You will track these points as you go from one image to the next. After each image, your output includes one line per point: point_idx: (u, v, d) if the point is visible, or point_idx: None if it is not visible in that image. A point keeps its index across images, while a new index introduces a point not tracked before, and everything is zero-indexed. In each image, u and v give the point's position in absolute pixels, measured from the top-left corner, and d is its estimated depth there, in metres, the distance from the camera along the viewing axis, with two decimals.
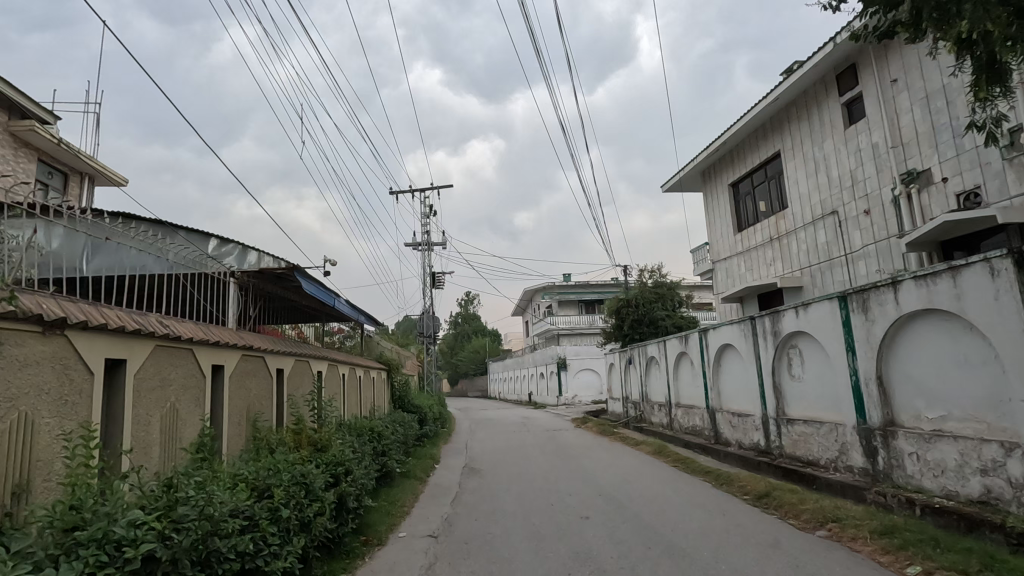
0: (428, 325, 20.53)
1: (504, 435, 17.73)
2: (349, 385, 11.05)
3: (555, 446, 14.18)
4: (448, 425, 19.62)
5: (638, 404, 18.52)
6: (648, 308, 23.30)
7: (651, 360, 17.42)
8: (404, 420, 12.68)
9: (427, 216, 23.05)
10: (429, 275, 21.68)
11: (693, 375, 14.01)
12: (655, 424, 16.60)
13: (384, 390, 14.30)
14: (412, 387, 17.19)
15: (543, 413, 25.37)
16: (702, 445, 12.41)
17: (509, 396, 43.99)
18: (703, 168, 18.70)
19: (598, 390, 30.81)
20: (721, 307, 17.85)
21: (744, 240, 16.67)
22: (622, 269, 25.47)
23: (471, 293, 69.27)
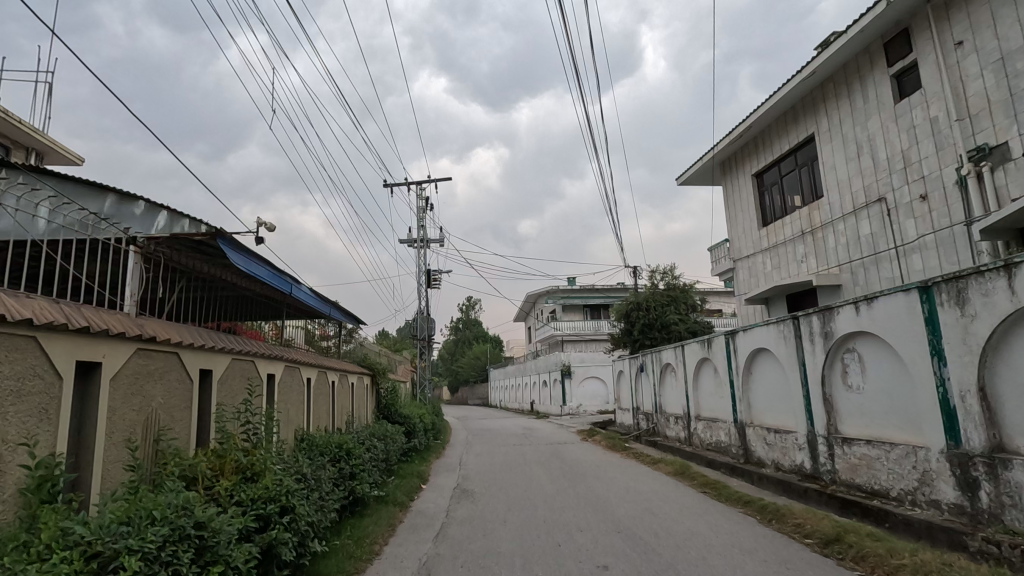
0: (422, 328, 18.95)
1: (503, 448, 16.09)
2: (320, 392, 9.47)
3: (560, 463, 12.55)
4: (443, 436, 17.99)
5: (651, 416, 16.90)
6: (660, 312, 21.69)
7: (666, 367, 15.78)
8: (387, 432, 11.10)
9: (424, 211, 21.48)
10: (425, 273, 20.11)
11: (716, 384, 12.39)
12: (671, 438, 14.94)
13: (368, 397, 12.70)
14: (402, 396, 15.61)
15: (546, 424, 23.71)
16: (729, 465, 10.76)
17: (510, 405, 42.28)
18: (724, 157, 17.11)
19: (604, 399, 29.17)
20: (742, 309, 16.23)
21: (771, 234, 15.05)
22: (632, 271, 23.88)
23: (473, 298, 67.67)
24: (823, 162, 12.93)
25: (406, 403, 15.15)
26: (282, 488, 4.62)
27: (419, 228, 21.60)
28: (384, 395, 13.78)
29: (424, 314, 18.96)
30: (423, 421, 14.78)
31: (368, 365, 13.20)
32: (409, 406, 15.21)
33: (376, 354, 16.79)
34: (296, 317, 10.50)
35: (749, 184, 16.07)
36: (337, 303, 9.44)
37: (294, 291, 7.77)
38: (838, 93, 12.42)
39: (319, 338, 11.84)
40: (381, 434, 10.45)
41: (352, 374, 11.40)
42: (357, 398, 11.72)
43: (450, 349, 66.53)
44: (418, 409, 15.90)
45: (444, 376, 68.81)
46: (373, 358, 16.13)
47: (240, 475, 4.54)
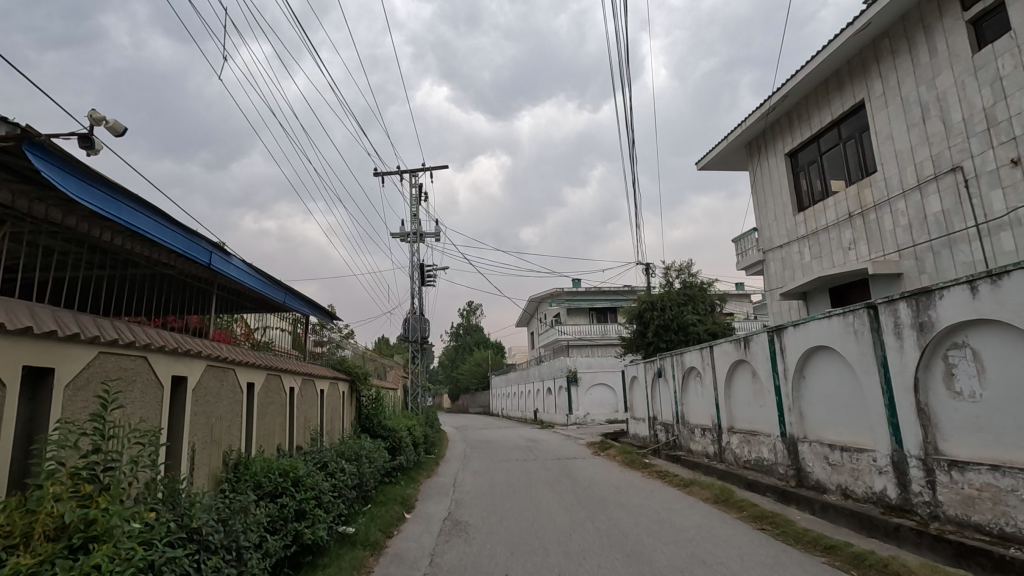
0: (415, 330, 17.06)
1: (504, 464, 14.21)
2: (273, 409, 7.74)
3: (572, 484, 10.67)
4: (437, 450, 16.11)
5: (672, 427, 15.02)
6: (677, 312, 19.83)
7: (690, 372, 13.91)
8: (367, 450, 9.23)
9: (418, 202, 19.66)
10: (418, 270, 18.26)
11: (757, 391, 10.53)
12: (697, 453, 13.06)
13: (345, 407, 10.82)
14: (391, 406, 13.75)
15: (552, 435, 21.79)
16: (779, 489, 8.88)
17: (513, 413, 40.26)
18: (750, 136, 15.25)
19: (613, 407, 27.25)
20: (775, 307, 14.38)
21: (809, 220, 13.19)
22: (644, 268, 22.03)
23: (473, 303, 65.87)
24: (876, 132, 11.12)
25: (394, 413, 13.26)
26: (133, 565, 2.78)
27: (414, 221, 19.79)
28: (366, 404, 11.86)
29: (418, 315, 17.08)
30: (414, 435, 12.90)
31: (348, 369, 11.31)
32: (398, 417, 13.30)
33: (362, 358, 14.95)
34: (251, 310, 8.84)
35: (781, 165, 14.25)
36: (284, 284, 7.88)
37: (217, 264, 6.29)
38: (896, 49, 10.62)
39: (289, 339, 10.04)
40: (358, 451, 8.59)
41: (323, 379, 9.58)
42: (333, 408, 9.86)
43: (450, 356, 64.58)
44: (409, 420, 14.04)
45: (444, 383, 66.88)
46: (358, 363, 14.30)
47: (62, 542, 2.73)
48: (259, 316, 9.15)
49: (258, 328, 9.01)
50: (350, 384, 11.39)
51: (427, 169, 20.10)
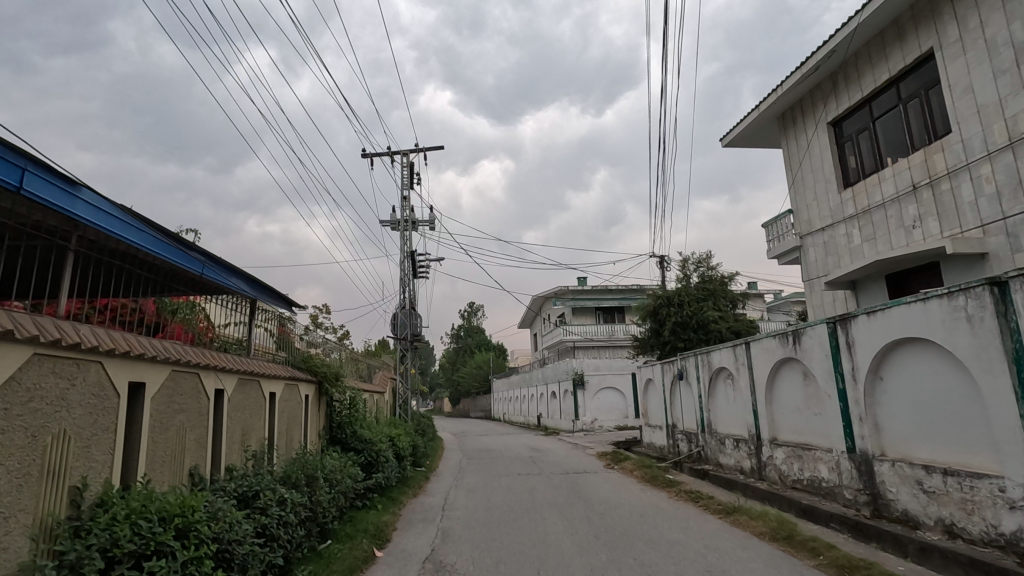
0: (405, 327, 15.16)
1: (504, 479, 12.35)
2: (233, 410, 5.93)
3: (586, 509, 8.78)
4: (428, 462, 14.25)
5: (697, 437, 13.12)
6: (695, 308, 17.96)
7: (719, 373, 12.04)
8: (329, 466, 7.33)
9: (411, 186, 17.82)
10: (410, 259, 16.44)
11: (813, 395, 8.62)
12: (729, 469, 11.18)
13: (314, 415, 8.96)
14: (372, 412, 11.80)
15: (557, 444, 19.91)
16: (850, 521, 7.00)
17: (514, 418, 38.32)
18: (784, 106, 13.40)
19: (623, 413, 25.37)
20: (816, 299, 12.51)
21: (860, 196, 11.31)
22: (658, 261, 20.19)
23: (475, 304, 64.09)
24: (951, 85, 9.29)
25: (374, 420, 11.31)
26: None
27: (407, 207, 17.94)
28: (334, 411, 9.70)
29: (409, 310, 15.21)
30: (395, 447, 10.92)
31: (312, 369, 9.07)
32: (379, 425, 11.35)
33: (344, 358, 13.06)
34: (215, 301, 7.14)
35: (823, 136, 12.40)
36: (197, 246, 5.87)
37: (40, 193, 3.84)
38: None
39: (263, 342, 8.23)
40: (314, 470, 6.69)
41: (287, 380, 7.68)
42: (296, 416, 7.94)
43: (450, 358, 62.70)
44: (393, 429, 12.08)
45: (444, 386, 65.00)
46: (335, 361, 12.38)
47: None
48: (227, 309, 7.41)
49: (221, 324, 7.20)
50: (318, 387, 9.32)
51: (421, 151, 18.28)
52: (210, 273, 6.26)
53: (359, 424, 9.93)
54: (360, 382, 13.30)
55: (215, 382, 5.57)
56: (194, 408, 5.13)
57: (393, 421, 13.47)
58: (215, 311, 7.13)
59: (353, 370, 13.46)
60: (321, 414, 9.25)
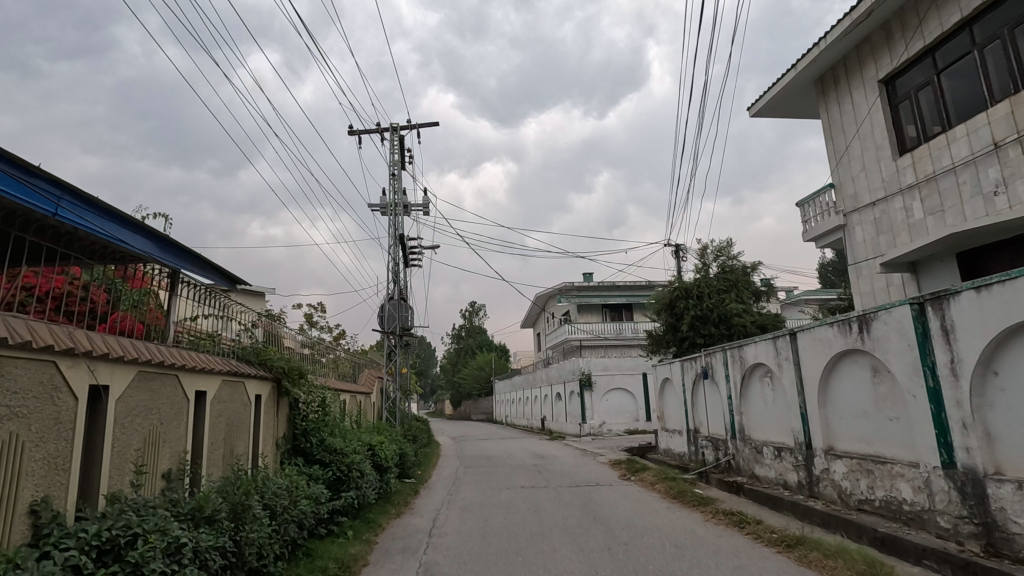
0: (393, 319, 13.43)
1: (505, 493, 10.69)
2: (128, 416, 4.30)
3: (605, 537, 7.16)
4: (419, 473, 12.64)
5: (727, 445, 11.44)
6: (716, 300, 16.29)
7: (754, 370, 10.38)
8: (276, 488, 5.66)
9: (403, 168, 16.16)
10: (400, 245, 14.79)
11: (887, 396, 6.95)
12: (770, 483, 9.52)
13: (274, 419, 7.33)
14: (348, 417, 10.09)
15: (564, 450, 18.25)
16: (956, 560, 5.35)
17: (518, 421, 36.65)
18: (823, 66, 11.75)
19: (633, 416, 23.65)
20: (866, 285, 10.84)
21: (921, 162, 9.64)
22: (673, 251, 18.54)
23: (477, 304, 62.50)
24: None
25: (350, 427, 9.61)
26: None
27: (399, 190, 16.29)
28: (299, 416, 7.92)
29: (394, 299, 13.47)
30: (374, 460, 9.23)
31: (265, 364, 7.20)
32: (356, 433, 9.64)
33: (322, 354, 11.43)
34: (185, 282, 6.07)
35: (873, 96, 10.73)
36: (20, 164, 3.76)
37: None
38: None
39: (234, 333, 6.95)
40: (249, 495, 5.03)
41: (226, 377, 6.01)
42: (240, 422, 6.27)
43: (451, 360, 61.07)
44: (375, 436, 10.37)
45: (445, 388, 63.35)
46: (311, 358, 10.72)
47: None
48: (200, 295, 6.32)
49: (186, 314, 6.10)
50: (276, 388, 7.55)
51: (415, 129, 16.61)
52: (70, 217, 4.25)
53: (330, 432, 8.24)
54: (340, 382, 11.67)
55: (90, 376, 3.89)
56: (46, 415, 3.51)
57: (378, 428, 11.79)
58: (181, 301, 6.06)
59: (333, 368, 11.82)
60: (280, 419, 7.55)
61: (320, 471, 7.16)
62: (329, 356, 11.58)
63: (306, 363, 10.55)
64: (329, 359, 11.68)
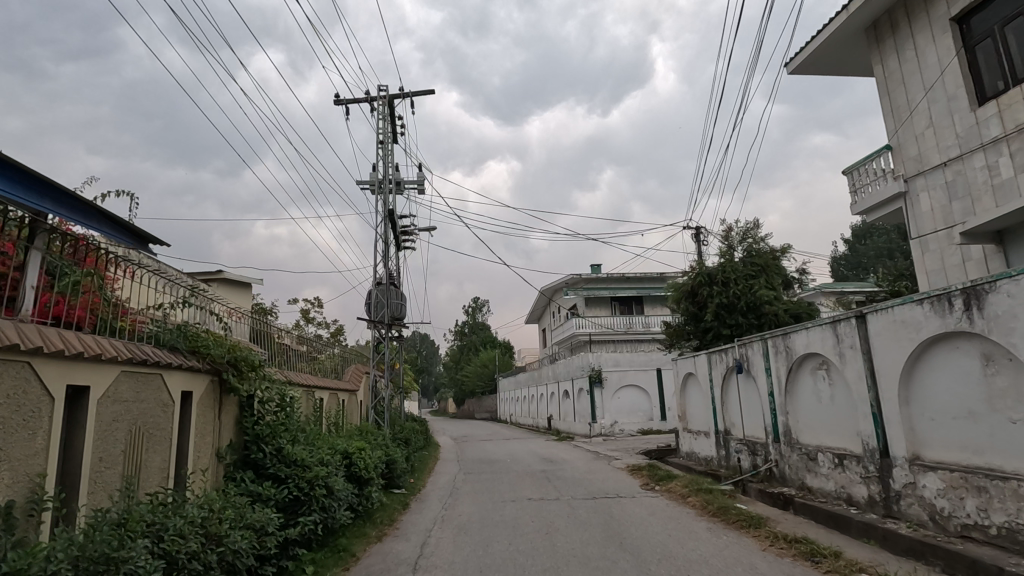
0: (380, 308, 11.83)
1: (511, 507, 9.12)
2: None
3: (636, 572, 5.59)
4: (412, 482, 11.11)
5: (769, 450, 9.81)
6: (744, 286, 14.63)
7: (806, 361, 8.74)
8: (192, 521, 4.02)
9: (394, 141, 14.57)
10: (390, 225, 13.21)
11: (1009, 391, 5.35)
12: (830, 498, 7.90)
13: (214, 423, 5.72)
14: (318, 420, 8.43)
15: (575, 453, 16.68)
16: None
17: (523, 421, 35.12)
18: (879, 8, 10.08)
19: (647, 415, 22.02)
20: (935, 260, 9.20)
21: (1011, 110, 7.98)
22: (693, 234, 16.91)
23: (480, 300, 60.98)
24: None
25: (322, 433, 7.96)
26: None
27: (392, 166, 14.67)
28: (250, 420, 6.24)
29: (382, 285, 11.88)
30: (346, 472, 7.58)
31: (197, 354, 5.48)
32: (329, 439, 7.98)
33: (297, 346, 9.83)
34: (155, 271, 5.19)
35: (943, 38, 9.08)
36: None
37: None
38: None
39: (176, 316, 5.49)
40: (131, 544, 3.38)
41: (126, 366, 4.36)
42: (151, 431, 4.62)
43: (454, 357, 59.54)
44: (354, 441, 8.74)
45: (449, 387, 61.86)
46: (280, 350, 9.10)
47: None
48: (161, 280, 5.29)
49: (149, 302, 5.08)
50: (217, 383, 5.87)
51: (409, 99, 14.99)
52: None
53: (290, 439, 6.57)
54: (321, 378, 10.09)
55: None
56: None
57: (361, 431, 10.20)
58: (138, 287, 4.96)
59: (312, 362, 10.22)
60: (221, 424, 5.87)
61: (268, 492, 5.47)
62: (307, 348, 9.99)
63: (274, 356, 8.97)
64: (305, 353, 10.08)
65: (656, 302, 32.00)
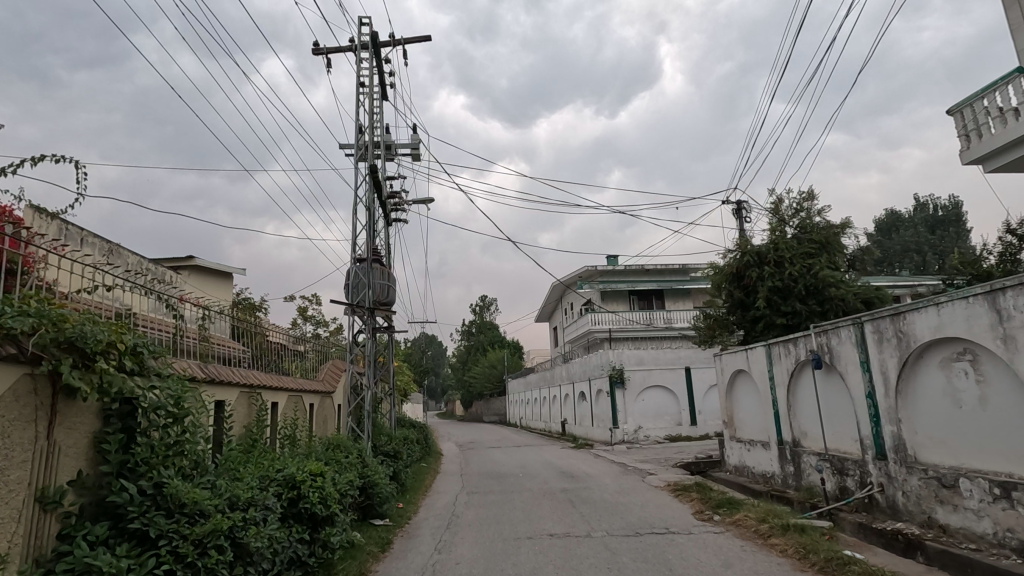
0: (361, 291, 9.40)
1: (528, 547, 6.80)
2: None
3: None
4: (402, 509, 8.84)
5: (869, 471, 7.41)
6: (801, 267, 12.21)
7: (933, 348, 6.37)
8: None
9: (384, 97, 12.30)
10: (377, 194, 10.92)
11: None
12: (989, 545, 5.52)
13: (26, 444, 3.36)
14: (257, 434, 6.08)
15: (599, 464, 14.36)
16: None
17: (534, 425, 32.76)
18: None
19: (675, 420, 19.60)
20: None
21: None
22: (735, 210, 14.49)
23: (488, 297, 58.70)
24: None
25: (257, 453, 5.62)
26: None
27: (381, 126, 12.35)
28: (116, 439, 3.84)
29: (364, 263, 9.44)
30: (288, 510, 5.27)
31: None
32: (267, 461, 5.64)
33: (244, 333, 7.50)
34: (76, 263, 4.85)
35: None
36: None
37: None
38: None
39: None
40: None
41: None
42: None
43: (460, 358, 57.25)
44: (307, 460, 6.39)
45: (456, 388, 59.63)
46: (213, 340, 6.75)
47: None
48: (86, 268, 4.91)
49: (80, 287, 4.64)
50: (45, 380, 3.52)
51: (400, 48, 12.67)
52: None
53: (186, 468, 4.24)
54: (285, 375, 7.79)
55: None
56: None
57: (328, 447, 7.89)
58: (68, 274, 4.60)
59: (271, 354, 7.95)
60: (51, 447, 3.52)
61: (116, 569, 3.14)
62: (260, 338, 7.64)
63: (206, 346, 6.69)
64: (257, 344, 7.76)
65: (678, 296, 29.55)
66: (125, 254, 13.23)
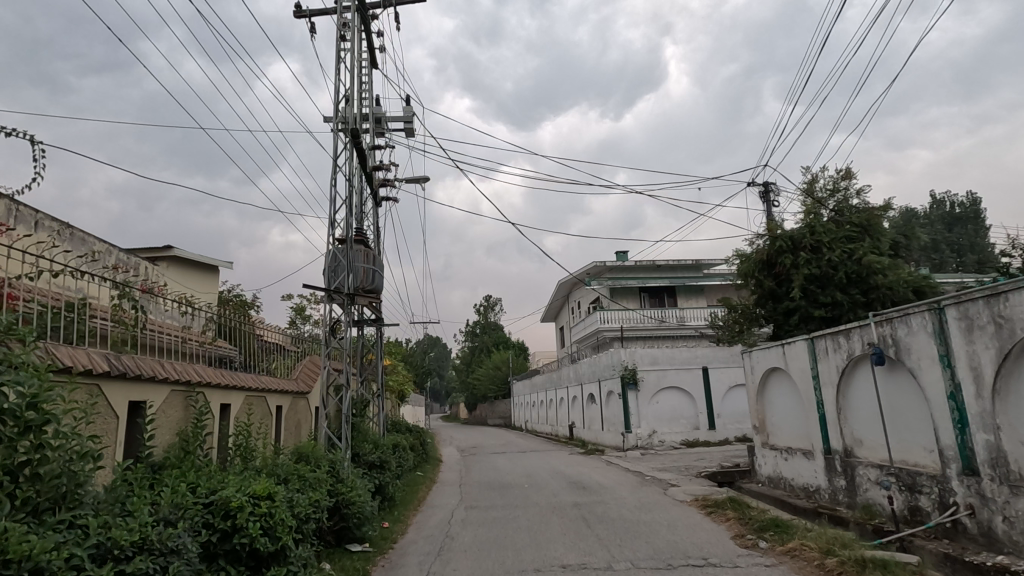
0: (342, 274, 8.11)
1: None
2: None
3: None
4: (388, 530, 7.56)
5: (953, 490, 6.06)
6: (842, 252, 10.84)
7: None
8: None
9: (373, 64, 11.02)
10: (364, 170, 9.59)
11: None
12: None
13: None
14: (193, 443, 4.82)
15: (612, 473, 13.04)
16: None
17: (541, 428, 31.40)
18: None
19: (691, 424, 18.23)
20: None
21: None
22: (762, 192, 13.13)
23: (492, 297, 57.38)
24: None
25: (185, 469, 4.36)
26: None
27: (370, 97, 11.07)
28: None
29: (344, 242, 8.15)
30: (218, 547, 4.03)
31: None
32: (200, 480, 4.39)
33: (175, 319, 6.11)
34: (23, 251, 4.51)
35: None
36: None
37: None
38: None
39: None
40: None
41: None
42: None
43: (464, 359, 55.92)
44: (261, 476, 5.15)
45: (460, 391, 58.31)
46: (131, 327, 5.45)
47: None
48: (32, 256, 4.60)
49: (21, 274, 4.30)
50: None
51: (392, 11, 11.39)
52: None
53: (42, 500, 2.95)
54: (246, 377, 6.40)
55: None
56: None
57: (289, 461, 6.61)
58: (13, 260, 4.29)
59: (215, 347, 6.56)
60: None
61: None
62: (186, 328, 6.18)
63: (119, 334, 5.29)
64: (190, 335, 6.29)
65: (691, 294, 28.13)
66: (89, 241, 12.00)
